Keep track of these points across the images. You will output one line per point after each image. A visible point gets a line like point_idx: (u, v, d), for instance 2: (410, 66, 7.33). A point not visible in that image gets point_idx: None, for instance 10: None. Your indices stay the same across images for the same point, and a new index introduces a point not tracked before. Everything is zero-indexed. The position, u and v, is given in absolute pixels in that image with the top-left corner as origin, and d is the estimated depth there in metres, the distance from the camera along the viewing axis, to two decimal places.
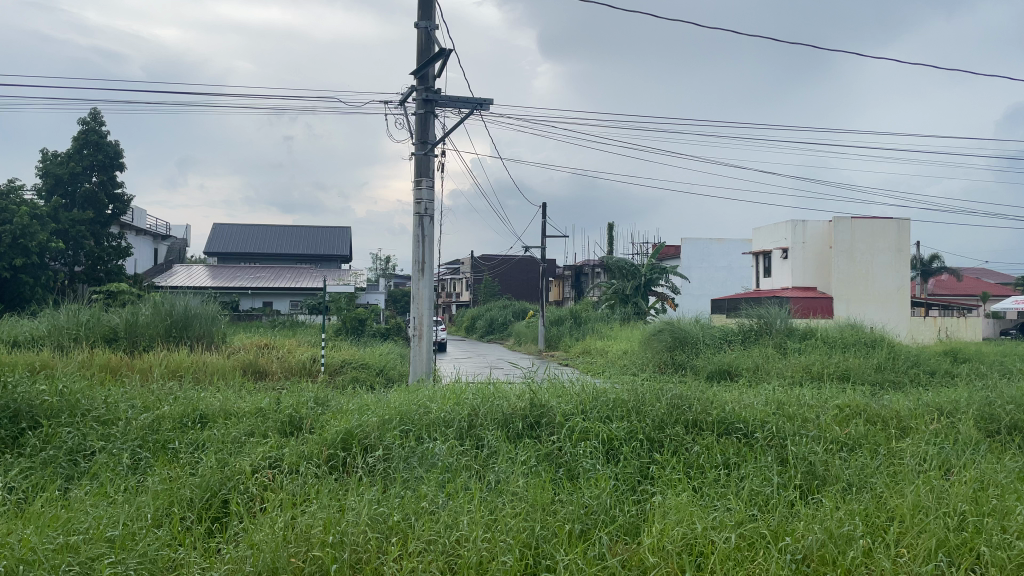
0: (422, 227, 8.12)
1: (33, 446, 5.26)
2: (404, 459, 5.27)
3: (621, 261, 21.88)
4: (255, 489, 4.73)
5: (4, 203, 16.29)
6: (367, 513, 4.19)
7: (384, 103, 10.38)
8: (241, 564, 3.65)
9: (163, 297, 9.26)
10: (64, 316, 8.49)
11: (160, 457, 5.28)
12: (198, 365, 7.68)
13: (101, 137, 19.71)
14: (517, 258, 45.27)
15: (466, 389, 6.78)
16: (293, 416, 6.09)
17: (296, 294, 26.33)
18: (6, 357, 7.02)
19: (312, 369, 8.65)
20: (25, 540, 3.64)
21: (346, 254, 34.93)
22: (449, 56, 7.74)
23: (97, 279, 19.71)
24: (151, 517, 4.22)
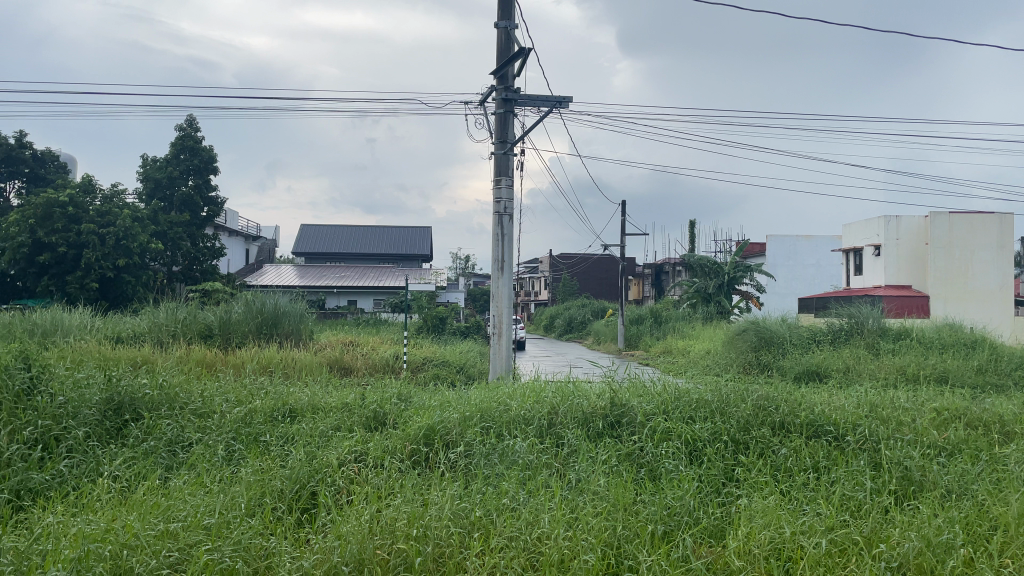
0: (501, 226, 8.18)
1: (136, 437, 5.55)
2: (485, 455, 5.31)
3: (704, 259, 21.46)
4: (341, 482, 4.85)
5: (109, 207, 17.26)
6: (450, 508, 4.25)
7: (465, 104, 10.49)
8: (329, 553, 3.74)
9: (254, 295, 9.62)
10: (163, 313, 8.92)
11: (252, 449, 5.48)
12: (287, 361, 7.95)
13: (196, 143, 20.66)
14: (596, 257, 45.03)
15: (546, 386, 6.79)
16: (377, 412, 6.23)
17: (380, 293, 26.88)
18: (111, 352, 7.43)
19: (395, 366, 8.82)
20: (129, 526, 3.83)
21: (426, 253, 35.45)
22: (529, 55, 7.76)
23: (194, 278, 20.64)
24: (244, 506, 4.38)
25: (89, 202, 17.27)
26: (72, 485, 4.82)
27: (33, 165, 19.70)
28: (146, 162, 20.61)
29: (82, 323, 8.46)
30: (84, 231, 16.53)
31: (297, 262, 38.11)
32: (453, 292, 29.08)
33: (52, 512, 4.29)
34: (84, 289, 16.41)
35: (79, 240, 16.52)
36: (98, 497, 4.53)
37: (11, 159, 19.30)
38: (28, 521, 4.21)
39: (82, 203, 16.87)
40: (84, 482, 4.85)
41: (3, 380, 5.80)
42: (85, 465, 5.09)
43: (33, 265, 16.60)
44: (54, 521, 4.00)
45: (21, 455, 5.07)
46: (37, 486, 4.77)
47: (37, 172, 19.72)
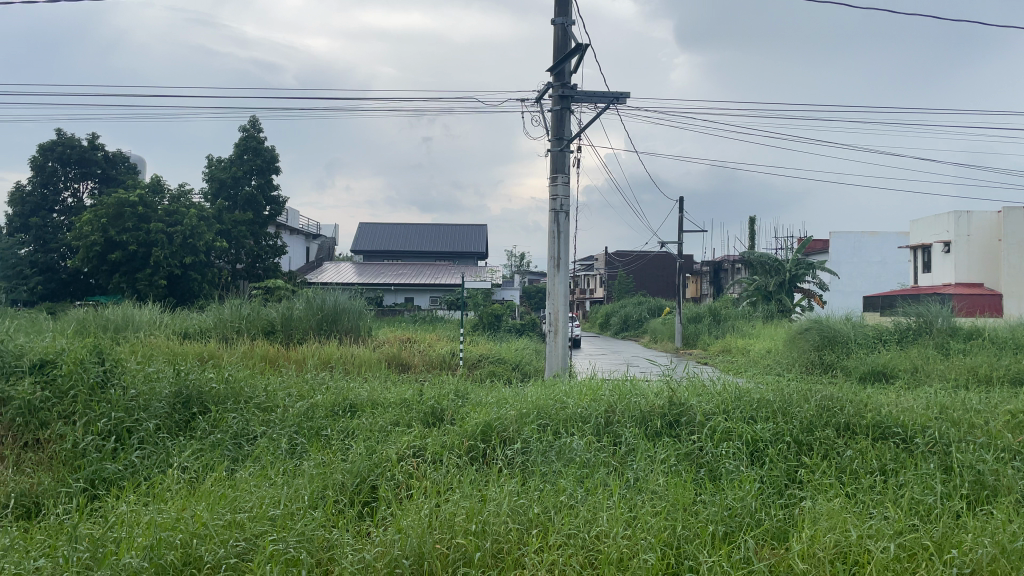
0: (557, 223, 8.18)
1: (203, 429, 5.71)
2: (542, 452, 5.31)
3: (765, 256, 21.06)
4: (400, 476, 4.91)
5: (176, 206, 17.85)
6: (508, 504, 4.27)
7: (521, 101, 10.51)
8: (389, 546, 3.78)
9: (315, 292, 9.82)
10: (227, 309, 9.17)
11: (314, 442, 5.60)
12: (346, 357, 8.09)
13: (259, 143, 21.12)
14: (653, 254, 44.60)
15: (603, 385, 6.76)
16: (434, 407, 6.29)
17: (435, 290, 27.12)
18: (178, 347, 7.67)
19: (451, 362, 8.89)
20: (198, 515, 3.93)
21: (481, 251, 35.62)
22: (586, 51, 7.73)
23: (257, 276, 21.25)
24: (307, 498, 4.47)
25: (157, 201, 17.87)
26: (143, 475, 4.99)
27: (105, 167, 20.46)
28: (211, 162, 21.22)
29: (152, 318, 8.76)
30: (153, 230, 17.08)
31: (355, 259, 38.73)
32: (508, 290, 29.15)
33: (125, 501, 4.45)
34: (153, 286, 16.98)
35: (148, 239, 17.10)
36: (168, 487, 4.68)
37: (85, 160, 20.08)
38: (103, 509, 4.37)
39: (150, 202, 17.45)
40: (155, 473, 5.01)
41: (78, 373, 6.03)
42: (156, 456, 5.27)
43: (106, 263, 17.24)
44: (127, 510, 4.14)
45: (96, 446, 5.27)
46: (111, 475, 4.96)
47: (109, 173, 20.48)
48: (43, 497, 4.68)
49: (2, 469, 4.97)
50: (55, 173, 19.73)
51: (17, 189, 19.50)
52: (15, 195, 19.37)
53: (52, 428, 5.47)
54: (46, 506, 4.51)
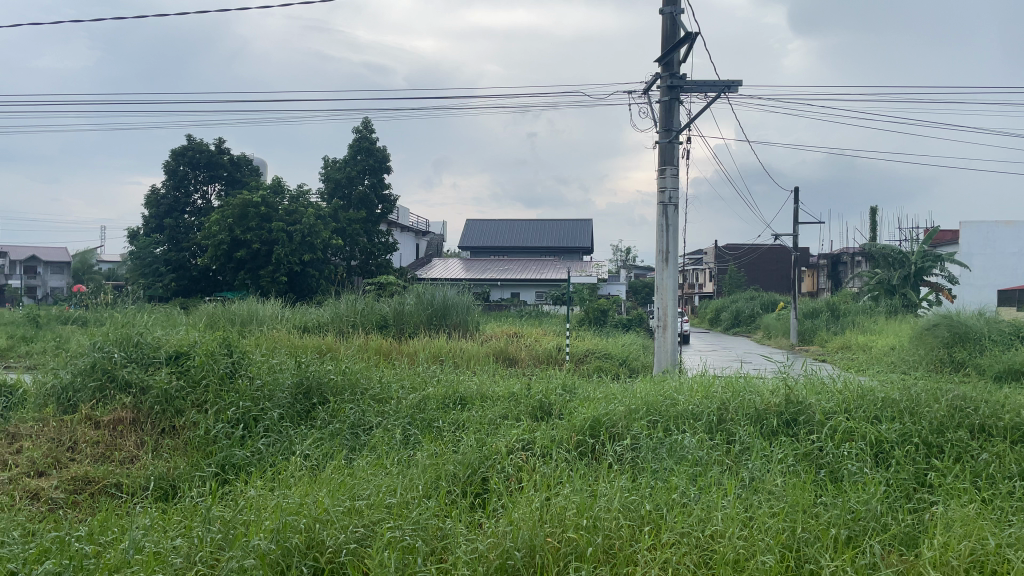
0: (666, 216, 8.05)
1: (323, 419, 5.96)
2: (652, 449, 5.24)
3: (887, 248, 20.01)
4: (511, 469, 4.95)
5: (295, 206, 18.67)
6: (620, 501, 4.23)
7: (629, 94, 10.39)
8: (501, 538, 3.80)
9: (424, 288, 10.06)
10: (343, 304, 9.53)
11: (426, 434, 5.73)
12: (455, 351, 8.25)
13: (371, 144, 21.81)
14: (765, 248, 43.08)
15: (715, 381, 6.61)
16: (543, 401, 6.32)
17: (541, 285, 27.19)
18: (299, 340, 8.03)
19: (558, 357, 8.92)
20: (319, 502, 4.08)
21: (587, 246, 35.46)
22: (696, 40, 7.56)
23: (370, 272, 21.94)
24: (421, 488, 4.58)
25: (278, 201, 18.76)
26: (268, 462, 5.25)
27: (230, 169, 21.61)
28: (328, 163, 22.09)
29: (274, 313, 9.20)
30: (275, 229, 17.94)
31: (463, 255, 39.38)
32: (615, 285, 28.89)
33: (253, 486, 4.68)
34: (275, 282, 17.84)
35: (271, 237, 17.97)
36: (291, 474, 4.90)
37: (213, 164, 21.28)
38: (233, 493, 4.62)
39: (272, 203, 18.33)
40: (279, 460, 5.26)
41: (210, 364, 6.41)
42: (280, 443, 5.54)
43: (232, 261, 18.22)
44: (255, 494, 4.36)
45: (225, 433, 5.59)
46: (240, 461, 5.26)
47: (234, 175, 21.61)
48: (179, 480, 4.98)
49: (143, 452, 5.34)
50: (186, 175, 21.02)
51: (153, 192, 20.90)
52: (151, 197, 20.77)
53: (187, 415, 5.82)
54: (182, 488, 4.80)
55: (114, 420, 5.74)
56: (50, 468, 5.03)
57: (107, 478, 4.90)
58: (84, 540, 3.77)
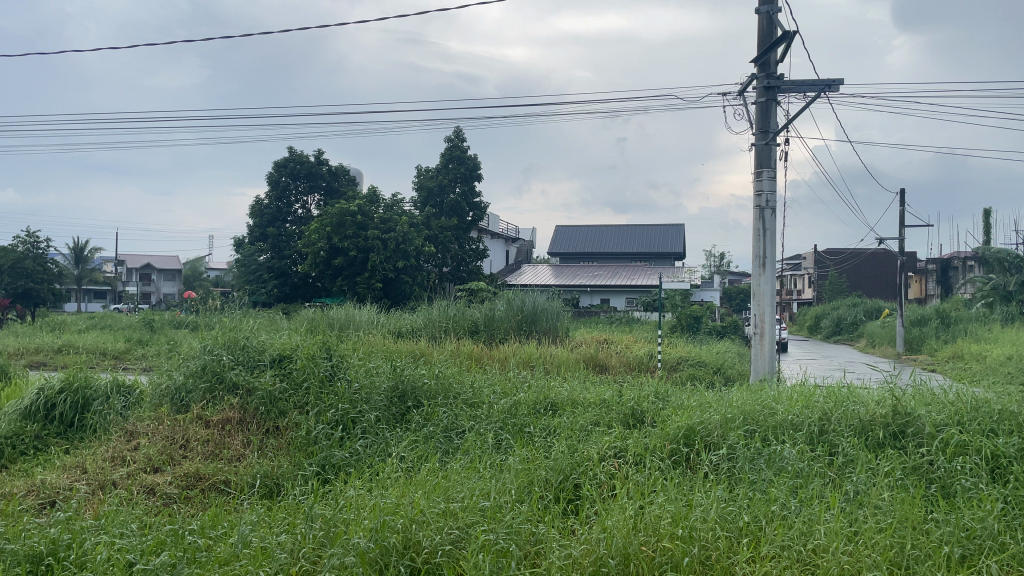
0: (763, 220, 7.85)
1: (418, 422, 6.08)
2: (750, 459, 5.10)
3: (1004, 252, 18.95)
4: (603, 476, 4.92)
5: (389, 215, 19.13)
6: (717, 511, 4.15)
7: (723, 95, 10.19)
8: (595, 545, 3.76)
9: (515, 294, 10.14)
10: (436, 310, 9.73)
11: (518, 439, 5.77)
12: (546, 357, 8.27)
13: (463, 152, 22.12)
14: (868, 251, 41.44)
15: (816, 390, 6.40)
16: (635, 409, 6.25)
17: (632, 291, 26.97)
18: (393, 345, 8.23)
19: (649, 364, 8.82)
20: (415, 503, 4.17)
21: (678, 251, 34.93)
22: (793, 39, 7.36)
23: (462, 278, 22.27)
24: (514, 492, 4.61)
25: (373, 210, 19.31)
26: (366, 462, 5.40)
27: (329, 180, 22.34)
28: (421, 172, 22.58)
29: (370, 318, 9.48)
30: (370, 237, 18.46)
31: (553, 261, 39.45)
32: (707, 291, 28.33)
33: (352, 486, 4.82)
34: (371, 288, 18.34)
35: (366, 245, 18.49)
36: (388, 475, 5.02)
37: (312, 175, 22.06)
38: (333, 493, 4.77)
39: (368, 211, 18.88)
40: (377, 461, 5.40)
41: (310, 367, 6.65)
42: (377, 445, 5.69)
43: (330, 268, 18.91)
44: (354, 494, 4.48)
45: (326, 434, 5.78)
46: (339, 461, 5.42)
47: (333, 186, 22.35)
48: (283, 478, 5.19)
49: (249, 451, 5.58)
50: (288, 186, 21.89)
51: (257, 202, 21.84)
52: (255, 207, 21.70)
53: (289, 416, 6.05)
54: (286, 486, 4.99)
55: (222, 420, 6.01)
56: (165, 464, 5.33)
57: (216, 476, 5.14)
58: (197, 533, 3.97)
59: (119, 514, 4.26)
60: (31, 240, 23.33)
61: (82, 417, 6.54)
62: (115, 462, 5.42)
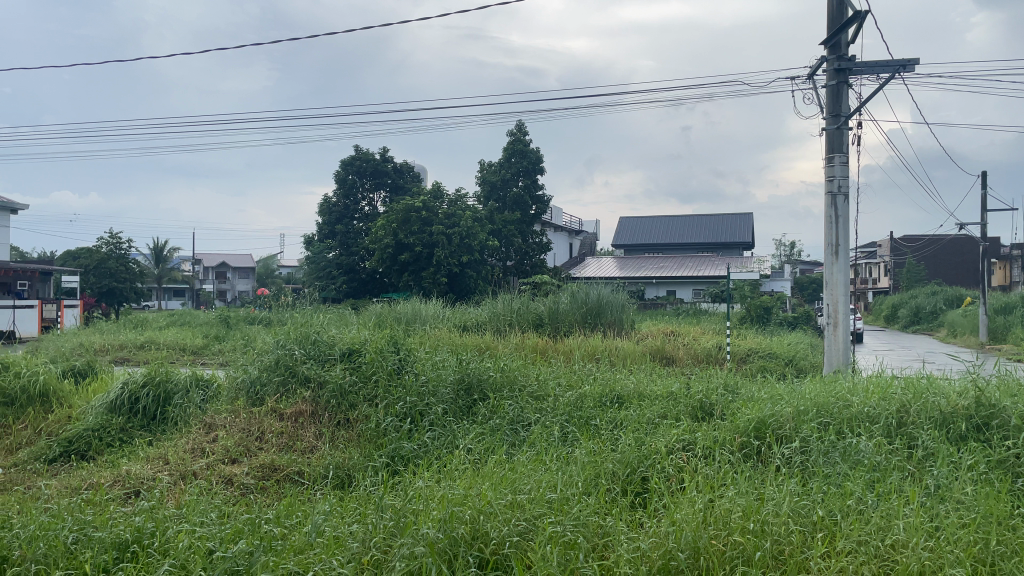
0: (835, 207, 7.62)
1: (484, 414, 6.13)
2: (824, 453, 4.96)
3: None
4: (672, 469, 4.86)
5: (453, 210, 19.32)
6: (790, 505, 4.04)
7: (792, 79, 9.92)
8: (664, 538, 3.72)
9: (579, 287, 10.10)
10: (501, 303, 9.80)
11: (584, 431, 5.76)
12: (611, 349, 8.22)
13: (525, 145, 22.12)
14: (948, 238, 39.79)
15: (893, 382, 6.18)
16: (703, 401, 6.16)
17: (699, 283, 26.65)
18: (460, 339, 8.32)
19: (718, 356, 8.67)
20: (482, 494, 4.20)
21: (747, 241, 34.16)
22: (865, 19, 7.11)
23: (526, 272, 22.33)
24: (581, 485, 4.61)
25: (438, 206, 19.50)
26: (434, 454, 5.46)
27: (394, 177, 22.69)
28: (484, 167, 22.69)
29: (436, 312, 9.60)
30: (435, 232, 18.68)
31: (617, 253, 39.16)
32: (776, 280, 27.69)
33: (421, 477, 4.90)
34: (436, 283, 18.54)
35: (431, 240, 18.71)
36: (456, 467, 5.06)
37: (378, 172, 22.45)
38: (403, 483, 4.85)
39: (433, 207, 19.13)
40: (444, 453, 5.46)
41: (379, 361, 6.79)
42: (444, 437, 5.75)
43: (397, 263, 19.21)
44: (423, 485, 4.55)
45: (394, 426, 5.89)
46: (408, 453, 5.51)
47: (398, 182, 22.67)
48: (354, 469, 5.30)
49: (321, 443, 5.72)
50: (355, 184, 22.32)
51: (325, 201, 22.37)
52: (324, 206, 22.22)
53: (359, 409, 6.18)
54: (357, 477, 5.10)
55: (296, 412, 6.19)
56: (242, 456, 5.51)
57: (290, 467, 5.29)
58: (273, 522, 4.09)
59: (199, 504, 4.42)
60: (114, 241, 24.41)
61: (162, 410, 6.81)
62: (195, 453, 5.63)
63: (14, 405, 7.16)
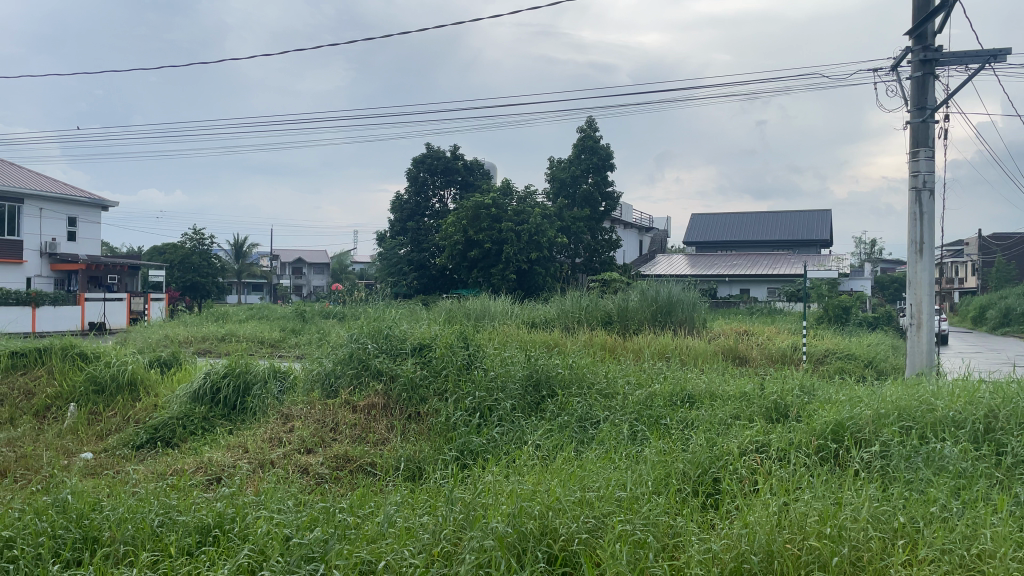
0: (919, 203, 7.34)
1: (553, 411, 6.14)
2: (905, 458, 4.78)
3: None
4: (745, 471, 4.76)
5: (522, 207, 19.39)
6: (870, 511, 3.91)
7: (874, 71, 9.59)
8: (736, 540, 3.65)
9: (650, 284, 9.99)
10: (569, 301, 9.81)
11: (653, 430, 5.70)
12: (681, 348, 8.12)
13: (595, 142, 21.99)
14: None
15: (981, 386, 5.91)
16: (778, 403, 6.01)
17: (774, 281, 26.06)
18: (529, 335, 8.34)
19: (793, 357, 8.43)
20: (551, 491, 4.21)
21: (825, 238, 33.17)
22: (953, 7, 6.82)
23: (595, 269, 22.23)
24: (650, 484, 4.56)
25: (507, 203, 19.62)
26: (503, 449, 5.49)
27: (464, 174, 22.82)
28: (554, 163, 22.69)
29: (505, 309, 9.65)
30: (504, 229, 18.80)
31: (688, 250, 38.59)
32: (855, 279, 26.81)
33: (490, 472, 4.94)
34: (506, 279, 18.64)
35: (501, 237, 18.82)
36: (525, 462, 5.09)
37: (448, 170, 22.67)
38: (473, 477, 4.91)
39: (502, 204, 19.25)
40: (513, 449, 5.48)
41: (449, 356, 6.88)
42: (513, 433, 5.78)
43: (466, 260, 19.42)
44: (491, 479, 4.59)
45: (463, 420, 5.95)
46: (477, 447, 5.56)
47: (468, 180, 22.83)
48: (424, 462, 5.37)
49: (393, 436, 5.82)
50: (426, 182, 22.64)
51: (397, 198, 22.76)
52: (396, 203, 22.63)
53: (429, 402, 6.27)
54: (427, 470, 5.16)
55: (368, 405, 6.31)
56: (317, 446, 5.66)
57: (363, 458, 5.40)
58: (347, 512, 4.19)
59: (277, 491, 4.57)
60: (197, 237, 25.44)
61: (242, 400, 7.05)
62: (273, 442, 5.81)
63: (106, 392, 7.54)
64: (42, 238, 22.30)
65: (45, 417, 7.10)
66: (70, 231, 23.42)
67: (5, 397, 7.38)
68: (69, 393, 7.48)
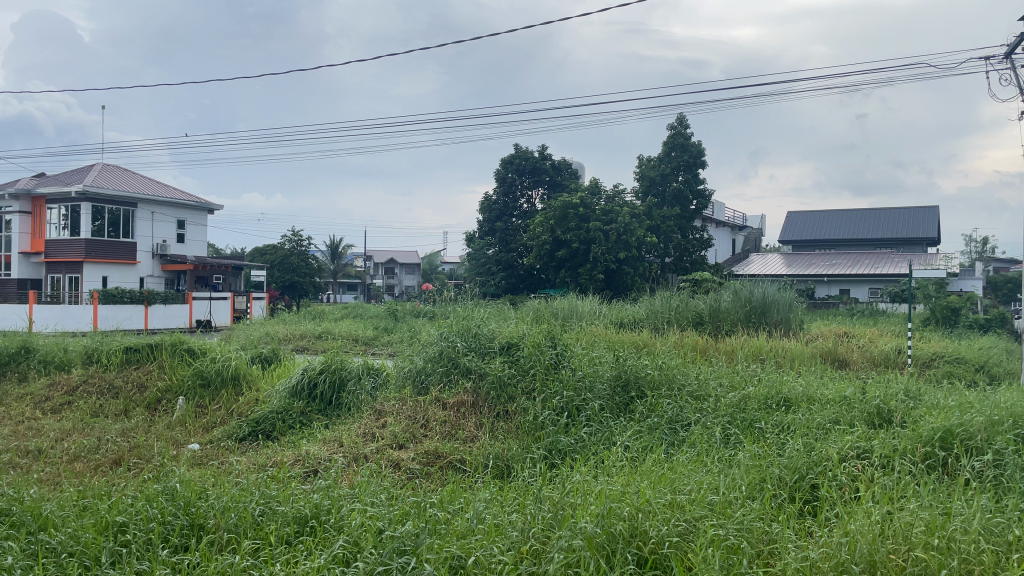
0: None
1: (642, 412, 6.07)
2: (1021, 468, 4.50)
3: None
4: (845, 478, 4.57)
5: (611, 206, 19.25)
6: (980, 522, 3.69)
7: (987, 58, 9.03)
8: (836, 549, 3.52)
9: (743, 284, 9.74)
10: (659, 301, 9.69)
11: (747, 434, 5.55)
12: (777, 350, 7.88)
13: (686, 139, 21.60)
14: None
15: None
16: (881, 408, 5.76)
17: (876, 281, 24.96)
18: (617, 335, 8.28)
19: (897, 360, 8.05)
20: (641, 492, 4.17)
21: (933, 236, 31.50)
22: None
23: (685, 269, 21.82)
24: (744, 488, 4.44)
25: (595, 202, 19.50)
26: (591, 450, 5.46)
27: (552, 174, 22.79)
28: (643, 162, 22.42)
29: (592, 309, 9.61)
30: (592, 229, 18.71)
31: (785, 250, 37.40)
32: (965, 279, 25.34)
33: (578, 471, 4.92)
34: (593, 279, 18.54)
35: (588, 236, 18.75)
36: (613, 463, 5.04)
37: (537, 170, 22.70)
38: (560, 476, 4.91)
39: (590, 204, 19.19)
40: (602, 449, 5.44)
41: (537, 355, 6.90)
42: (601, 433, 5.74)
43: (554, 260, 19.46)
44: (580, 479, 4.57)
45: (552, 420, 5.95)
46: (565, 447, 5.56)
47: (556, 179, 22.75)
48: (512, 460, 5.40)
49: (482, 433, 5.88)
50: (514, 182, 22.78)
51: (486, 199, 23.00)
52: (484, 203, 22.89)
53: (517, 401, 6.30)
54: (516, 468, 5.20)
55: (458, 402, 6.40)
56: (408, 442, 5.79)
57: (453, 455, 5.48)
58: (437, 506, 4.27)
59: (370, 485, 4.69)
60: (297, 238, 26.48)
61: (338, 396, 7.28)
62: (367, 437, 5.98)
63: (211, 386, 7.93)
64: (154, 240, 23.66)
65: (156, 409, 7.52)
66: (179, 233, 24.70)
67: (121, 390, 7.85)
68: (178, 386, 7.89)
